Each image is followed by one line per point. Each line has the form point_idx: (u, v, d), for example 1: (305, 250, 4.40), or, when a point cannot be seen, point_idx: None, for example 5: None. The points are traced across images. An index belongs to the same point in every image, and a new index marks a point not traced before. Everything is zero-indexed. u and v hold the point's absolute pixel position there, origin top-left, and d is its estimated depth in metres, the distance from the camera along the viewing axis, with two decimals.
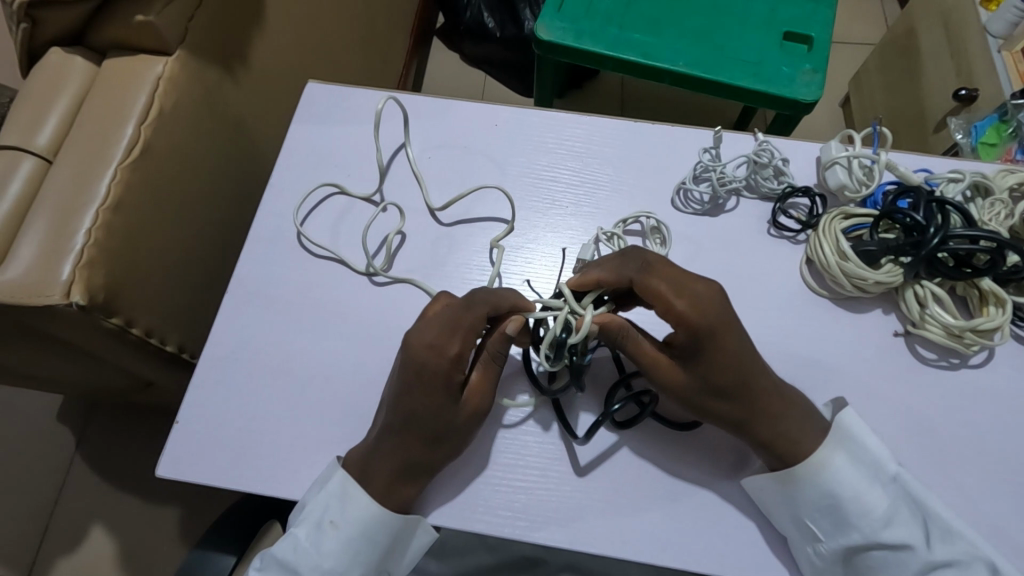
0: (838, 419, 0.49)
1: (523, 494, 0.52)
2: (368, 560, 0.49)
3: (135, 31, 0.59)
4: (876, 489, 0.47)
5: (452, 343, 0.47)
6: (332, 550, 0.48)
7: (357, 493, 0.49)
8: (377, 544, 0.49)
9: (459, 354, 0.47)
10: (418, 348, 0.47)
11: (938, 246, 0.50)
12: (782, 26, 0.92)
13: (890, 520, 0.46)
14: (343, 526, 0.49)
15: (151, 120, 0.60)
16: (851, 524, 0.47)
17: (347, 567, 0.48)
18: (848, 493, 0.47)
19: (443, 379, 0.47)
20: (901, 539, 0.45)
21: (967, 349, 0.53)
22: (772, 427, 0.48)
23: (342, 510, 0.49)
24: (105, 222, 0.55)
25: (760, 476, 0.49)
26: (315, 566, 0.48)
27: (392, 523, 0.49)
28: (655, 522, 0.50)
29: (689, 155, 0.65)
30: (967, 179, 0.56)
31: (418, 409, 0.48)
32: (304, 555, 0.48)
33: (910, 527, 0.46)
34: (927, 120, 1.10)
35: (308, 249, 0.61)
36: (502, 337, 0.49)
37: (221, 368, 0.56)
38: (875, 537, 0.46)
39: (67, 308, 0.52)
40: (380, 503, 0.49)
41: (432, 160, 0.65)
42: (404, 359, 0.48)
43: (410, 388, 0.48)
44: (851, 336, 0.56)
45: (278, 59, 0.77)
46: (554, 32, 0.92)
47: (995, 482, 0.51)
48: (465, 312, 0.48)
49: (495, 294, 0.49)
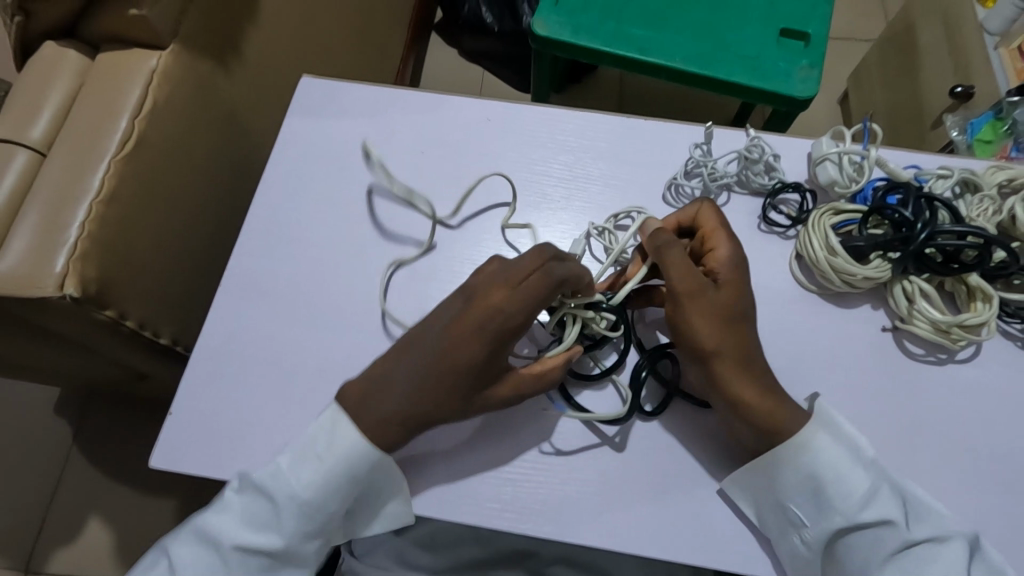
0: (816, 403, 0.52)
1: (557, 438, 0.54)
2: (345, 495, 0.50)
3: (129, 25, 0.59)
4: (856, 471, 0.48)
5: (516, 315, 0.47)
6: (311, 482, 0.49)
7: (349, 428, 0.50)
8: (357, 482, 0.50)
9: (523, 323, 0.48)
10: (480, 307, 0.47)
11: (926, 242, 0.51)
12: (779, 22, 0.92)
13: (869, 499, 0.47)
14: (328, 459, 0.49)
15: (145, 113, 0.60)
16: (831, 507, 0.48)
17: (324, 500, 0.49)
18: (828, 474, 0.48)
19: (493, 342, 0.47)
20: (880, 517, 0.46)
21: (954, 345, 0.54)
22: (754, 387, 0.49)
23: (330, 445, 0.50)
24: (98, 215, 0.55)
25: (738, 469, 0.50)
26: (292, 496, 0.49)
27: (373, 461, 0.50)
28: (642, 513, 0.51)
29: (680, 150, 0.65)
30: (955, 176, 0.56)
31: (464, 358, 0.47)
32: (285, 482, 0.49)
33: (889, 504, 0.47)
34: (924, 116, 1.10)
35: (303, 242, 0.61)
36: (562, 364, 0.51)
37: (213, 360, 0.56)
38: (855, 518, 0.47)
39: (61, 300, 0.52)
40: (372, 445, 0.49)
41: (426, 154, 0.65)
42: (468, 310, 0.48)
43: (455, 340, 0.48)
44: (840, 331, 0.57)
45: (275, 52, 0.78)
46: (550, 26, 0.92)
47: (981, 474, 0.52)
48: (544, 286, 0.47)
49: (571, 270, 0.49)
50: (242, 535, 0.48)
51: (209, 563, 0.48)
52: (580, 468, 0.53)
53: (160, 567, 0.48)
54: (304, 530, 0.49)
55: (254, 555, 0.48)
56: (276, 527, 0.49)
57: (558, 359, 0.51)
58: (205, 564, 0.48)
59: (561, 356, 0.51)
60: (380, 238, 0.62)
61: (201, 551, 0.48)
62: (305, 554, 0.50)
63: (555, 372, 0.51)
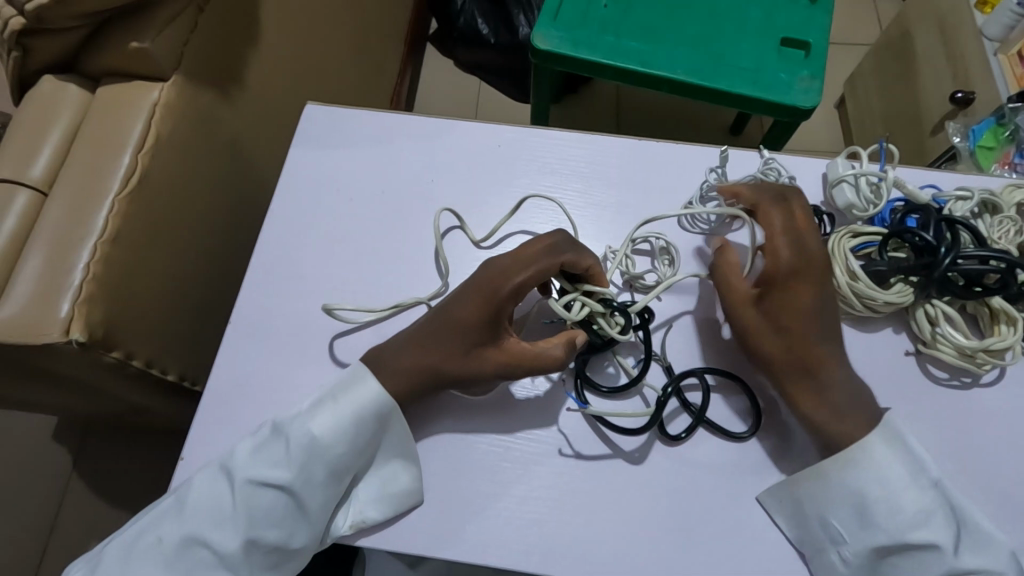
0: (886, 416, 0.49)
1: (578, 442, 0.54)
2: (357, 442, 0.50)
3: (129, 57, 0.58)
4: (912, 492, 0.46)
5: (519, 272, 0.50)
6: (323, 420, 0.49)
7: (368, 375, 0.51)
8: (369, 427, 0.50)
9: (523, 284, 0.50)
10: (493, 265, 0.51)
11: (949, 267, 0.50)
12: (779, 32, 0.91)
13: (920, 520, 0.46)
14: (342, 401, 0.50)
15: (148, 148, 0.58)
16: (876, 525, 0.46)
17: (330, 442, 0.49)
18: (875, 489, 0.47)
19: (495, 297, 0.50)
20: (928, 539, 0.45)
21: (979, 369, 0.53)
22: (850, 398, 0.49)
23: (345, 388, 0.51)
24: (104, 255, 0.54)
25: (780, 484, 0.50)
26: (306, 431, 0.49)
27: (383, 409, 0.50)
28: (669, 551, 0.50)
29: (691, 173, 0.64)
30: (975, 198, 0.55)
31: (469, 318, 0.50)
32: (299, 419, 0.49)
33: (942, 528, 0.45)
34: (924, 122, 1.10)
35: (310, 274, 0.60)
36: (563, 343, 0.51)
37: (223, 402, 0.54)
38: (900, 537, 0.46)
39: (67, 345, 0.51)
40: (385, 390, 0.51)
41: (435, 182, 0.64)
42: (478, 275, 0.51)
43: (466, 296, 0.51)
44: (864, 357, 0.55)
45: (273, 75, 0.76)
46: (550, 41, 0.91)
47: (1013, 502, 0.50)
48: (550, 253, 0.50)
49: (578, 248, 0.52)
50: (255, 469, 0.47)
51: (219, 498, 0.47)
52: (603, 506, 0.51)
53: (173, 506, 0.48)
54: (312, 474, 0.48)
55: (263, 492, 0.47)
56: (287, 463, 0.48)
57: (561, 337, 0.52)
58: (215, 500, 0.47)
59: (564, 335, 0.52)
60: (388, 270, 0.60)
61: (216, 485, 0.48)
62: (310, 505, 0.48)
63: (555, 349, 0.51)
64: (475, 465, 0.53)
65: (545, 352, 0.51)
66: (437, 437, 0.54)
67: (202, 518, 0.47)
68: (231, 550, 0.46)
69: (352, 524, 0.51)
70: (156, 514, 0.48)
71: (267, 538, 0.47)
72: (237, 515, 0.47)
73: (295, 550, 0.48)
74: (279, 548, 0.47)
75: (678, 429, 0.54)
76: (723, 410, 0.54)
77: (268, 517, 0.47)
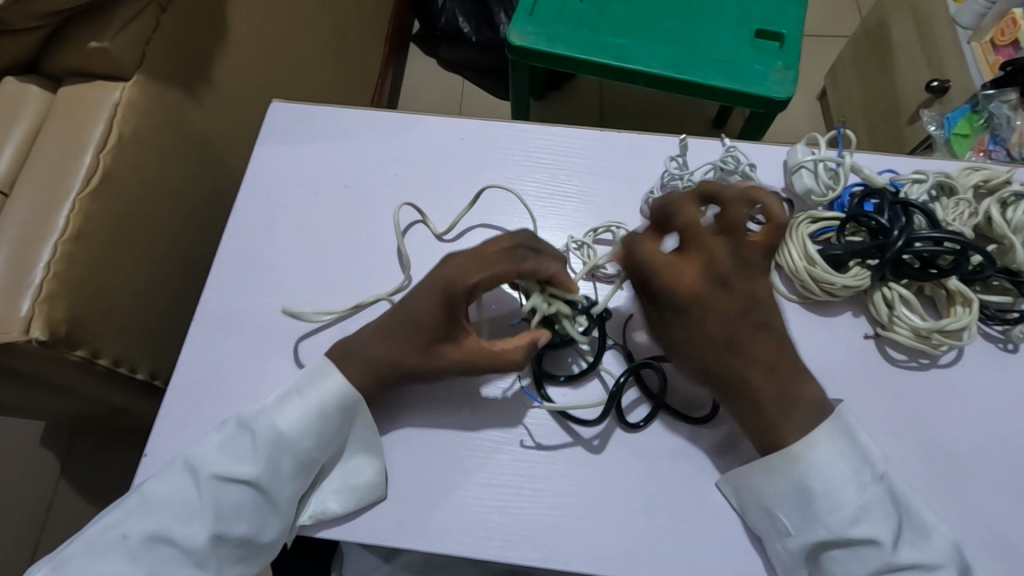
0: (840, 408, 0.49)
1: (539, 434, 0.54)
2: (324, 436, 0.50)
3: (88, 57, 0.58)
4: (852, 486, 0.47)
5: (473, 273, 0.49)
6: (291, 415, 0.50)
7: (334, 370, 0.52)
8: (335, 420, 0.51)
9: (478, 284, 0.49)
10: (448, 266, 0.50)
11: (903, 248, 0.50)
12: (753, 24, 0.92)
13: (859, 516, 0.45)
14: (308, 395, 0.51)
15: (110, 148, 0.59)
16: (817, 519, 0.47)
17: (298, 436, 0.49)
18: (818, 484, 0.47)
19: (448, 298, 0.49)
20: (867, 535, 0.45)
21: (936, 350, 0.53)
22: (804, 389, 0.49)
23: (312, 383, 0.51)
24: (65, 254, 0.54)
25: (731, 474, 0.50)
26: (272, 426, 0.49)
27: (349, 402, 0.51)
28: (630, 535, 0.50)
29: (656, 163, 0.65)
30: (930, 179, 0.56)
31: (426, 315, 0.50)
32: (265, 415, 0.50)
33: (881, 523, 0.45)
34: (902, 112, 1.10)
35: (277, 271, 0.60)
36: (527, 344, 0.51)
37: (186, 397, 0.55)
38: (842, 533, 0.46)
39: (28, 344, 0.51)
40: (351, 384, 0.51)
41: (402, 177, 0.64)
42: (436, 272, 0.51)
43: (422, 290, 0.51)
44: (823, 340, 0.56)
45: (244, 74, 0.76)
46: (525, 37, 0.91)
47: (969, 481, 0.51)
48: (506, 261, 0.49)
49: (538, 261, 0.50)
50: (220, 464, 0.48)
51: (186, 493, 0.47)
52: (565, 492, 0.52)
53: (139, 504, 0.47)
54: (280, 468, 0.49)
55: (231, 486, 0.47)
56: (253, 458, 0.48)
57: (523, 338, 0.51)
58: (182, 495, 0.47)
59: (527, 335, 0.51)
60: (354, 264, 0.60)
61: (183, 480, 0.48)
62: (278, 498, 0.49)
63: (517, 352, 0.50)
64: (438, 454, 0.53)
65: (505, 353, 0.50)
66: (401, 429, 0.54)
67: (171, 514, 0.47)
68: (199, 544, 0.46)
69: (313, 514, 0.51)
70: (124, 510, 0.47)
71: (235, 531, 0.47)
72: (204, 509, 0.47)
73: (265, 543, 0.48)
74: (249, 541, 0.47)
75: (638, 417, 0.54)
76: (680, 397, 0.55)
77: (237, 511, 0.47)
